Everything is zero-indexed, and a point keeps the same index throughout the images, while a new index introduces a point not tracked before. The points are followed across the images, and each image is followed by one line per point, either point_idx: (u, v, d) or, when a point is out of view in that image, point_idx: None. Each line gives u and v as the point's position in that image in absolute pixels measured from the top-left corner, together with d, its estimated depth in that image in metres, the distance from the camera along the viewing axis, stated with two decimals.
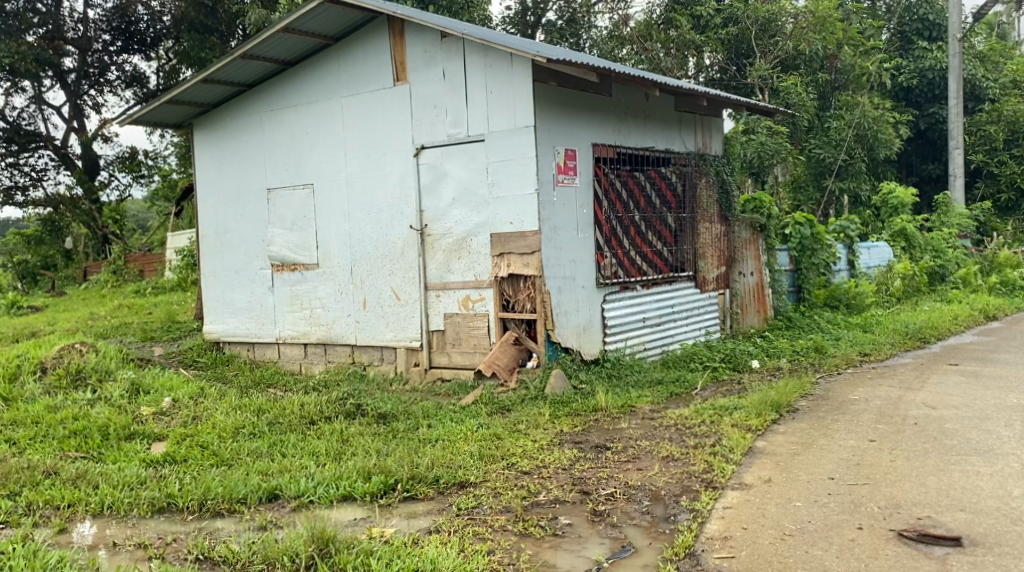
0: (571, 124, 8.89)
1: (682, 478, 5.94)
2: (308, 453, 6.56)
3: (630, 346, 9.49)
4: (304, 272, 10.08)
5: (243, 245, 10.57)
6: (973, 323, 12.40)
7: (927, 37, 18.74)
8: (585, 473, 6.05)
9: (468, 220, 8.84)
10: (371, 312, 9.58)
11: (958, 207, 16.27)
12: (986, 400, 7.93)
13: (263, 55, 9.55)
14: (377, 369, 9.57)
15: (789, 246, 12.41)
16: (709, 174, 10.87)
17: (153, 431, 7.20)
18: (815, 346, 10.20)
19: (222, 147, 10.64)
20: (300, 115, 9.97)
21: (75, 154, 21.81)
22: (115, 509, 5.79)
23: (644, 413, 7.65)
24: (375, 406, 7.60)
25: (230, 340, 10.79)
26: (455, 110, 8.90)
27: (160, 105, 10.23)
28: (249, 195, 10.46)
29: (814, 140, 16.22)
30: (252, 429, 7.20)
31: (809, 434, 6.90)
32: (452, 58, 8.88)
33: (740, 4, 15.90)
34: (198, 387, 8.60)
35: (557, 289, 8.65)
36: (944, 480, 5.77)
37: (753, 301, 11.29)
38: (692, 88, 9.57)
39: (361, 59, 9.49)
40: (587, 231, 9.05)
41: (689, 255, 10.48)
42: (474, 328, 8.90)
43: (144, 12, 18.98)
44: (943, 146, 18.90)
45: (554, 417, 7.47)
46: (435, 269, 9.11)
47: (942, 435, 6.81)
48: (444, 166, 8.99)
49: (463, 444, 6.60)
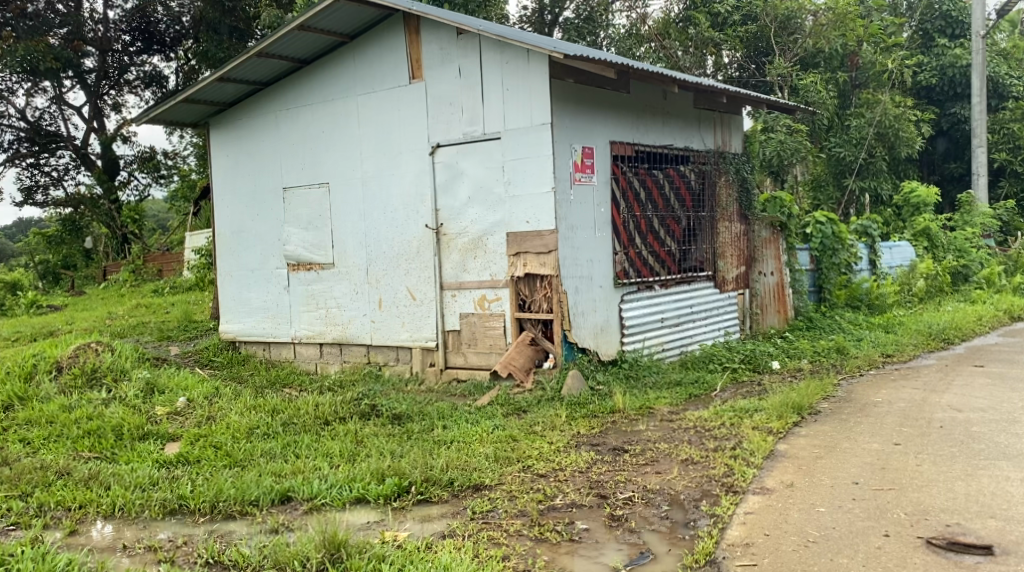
0: (589, 121, 8.78)
1: (702, 482, 5.81)
2: (322, 455, 6.48)
3: (649, 346, 9.38)
4: (320, 272, 10.02)
5: (258, 245, 10.52)
6: (998, 324, 12.18)
7: (949, 34, 18.47)
8: (603, 476, 5.93)
9: (484, 219, 8.74)
10: (387, 312, 9.50)
11: (982, 206, 15.98)
12: (1013, 403, 7.75)
13: (279, 53, 9.49)
14: (393, 369, 9.50)
15: (809, 246, 12.31)
16: (728, 172, 10.72)
17: (167, 431, 7.14)
18: (836, 346, 10.04)
19: (238, 147, 10.60)
20: (316, 114, 9.91)
21: (94, 154, 21.88)
22: (127, 511, 5.72)
23: (663, 415, 7.53)
24: (390, 407, 7.50)
25: (246, 340, 10.74)
26: (471, 108, 8.80)
27: (175, 104, 10.20)
28: (264, 194, 10.41)
29: (835, 138, 16.12)
30: (266, 429, 7.13)
31: (832, 437, 6.75)
32: (468, 55, 8.78)
33: (759, 2, 15.77)
34: (213, 387, 8.55)
35: (574, 289, 8.54)
36: (973, 485, 5.63)
37: (774, 301, 11.11)
38: (713, 85, 9.41)
39: (376, 57, 9.41)
40: (604, 230, 8.94)
41: (708, 254, 10.33)
42: (490, 328, 8.80)
43: (163, 13, 19.00)
44: (966, 144, 18.61)
45: (571, 418, 7.37)
46: (450, 269, 9.02)
47: (969, 439, 6.65)
48: (460, 165, 8.89)
49: (479, 447, 6.49)
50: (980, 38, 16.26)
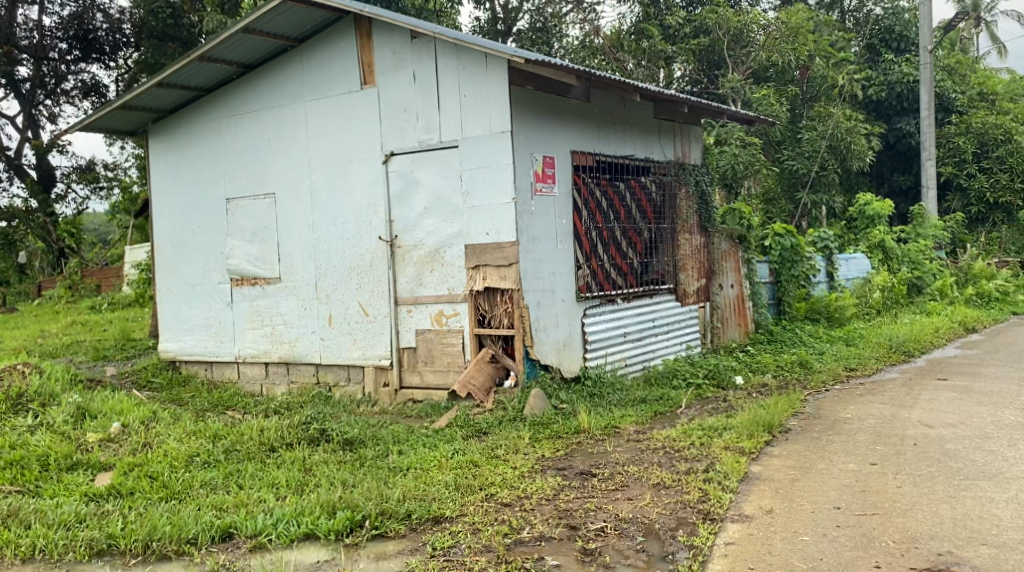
0: (550, 130, 8.45)
1: (676, 509, 5.47)
2: (267, 485, 6.01)
3: (611, 362, 9.03)
4: (265, 287, 9.52)
5: (200, 259, 9.99)
6: (953, 336, 12.08)
7: (894, 49, 18.58)
8: (572, 504, 5.55)
9: (442, 231, 8.35)
10: (337, 328, 9.04)
11: (933, 218, 15.98)
12: (983, 418, 7.54)
13: (222, 57, 9.04)
14: (344, 389, 9.03)
15: (768, 258, 12.05)
16: (688, 184, 10.49)
17: (98, 460, 6.62)
18: (799, 360, 9.82)
19: (178, 157, 10.07)
20: (262, 121, 9.44)
21: (30, 165, 21.00)
22: (48, 553, 5.21)
23: (629, 435, 7.18)
24: (341, 431, 7.02)
25: (187, 359, 10.18)
26: (426, 115, 8.42)
27: (111, 110, 9.67)
28: (207, 206, 9.89)
29: (788, 152, 16.10)
30: (206, 457, 6.63)
31: (806, 457, 6.46)
32: (423, 61, 8.41)
33: (711, 15, 15.71)
34: (151, 410, 8.00)
35: (536, 303, 8.19)
36: (959, 508, 5.38)
37: (734, 314, 10.88)
38: (674, 94, 9.13)
39: (326, 62, 8.99)
40: (566, 242, 8.60)
41: (669, 267, 10.05)
42: (448, 345, 8.40)
43: (104, 20, 18.34)
44: (913, 158, 18.67)
45: (534, 440, 6.98)
46: (405, 283, 8.60)
47: (945, 457, 6.41)
48: (415, 174, 8.50)
49: (437, 474, 6.08)
50: (928, 53, 16.31)
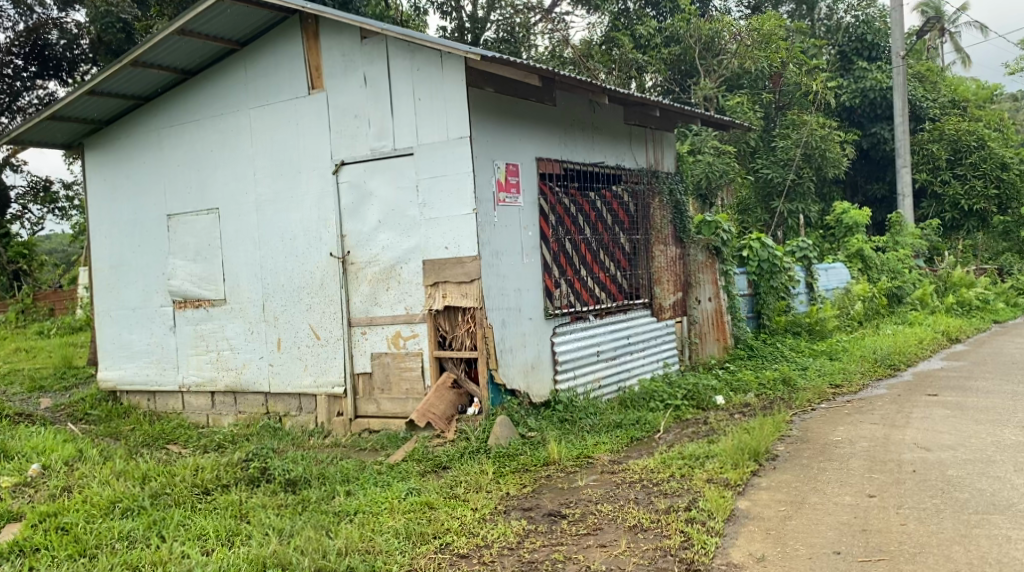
0: (513, 136, 7.85)
1: (654, 558, 4.91)
2: (193, 537, 5.35)
3: (584, 383, 8.39)
4: (209, 309, 8.81)
5: (140, 279, 9.25)
6: (938, 347, 11.54)
7: (866, 57, 17.97)
8: (537, 555, 4.97)
9: (397, 246, 7.70)
10: (286, 353, 8.34)
11: (910, 226, 15.52)
12: (983, 439, 6.99)
13: (158, 61, 8.35)
14: (294, 419, 8.32)
15: (746, 268, 11.47)
16: (662, 193, 9.89)
17: (6, 510, 5.87)
18: (782, 377, 9.23)
19: (116, 171, 9.34)
20: (204, 130, 8.76)
21: None
22: None
23: (602, 466, 6.55)
24: (283, 469, 6.27)
25: (128, 388, 9.41)
26: (378, 121, 7.77)
27: (41, 121, 8.95)
28: (146, 224, 9.17)
29: (762, 161, 15.61)
30: (129, 503, 5.88)
31: (798, 490, 5.84)
32: (374, 62, 7.77)
33: (682, 23, 15.24)
34: (79, 447, 7.21)
35: (500, 323, 7.56)
36: (974, 551, 4.86)
37: (712, 328, 10.23)
38: (644, 97, 8.52)
39: (271, 65, 8.33)
40: (532, 254, 7.97)
41: (644, 280, 9.45)
42: (407, 370, 7.73)
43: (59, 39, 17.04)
44: (887, 165, 18.22)
45: (499, 475, 6.33)
46: (359, 303, 7.93)
47: (950, 487, 5.82)
48: (368, 184, 7.83)
49: (387, 519, 5.43)
50: (901, 58, 15.85)
